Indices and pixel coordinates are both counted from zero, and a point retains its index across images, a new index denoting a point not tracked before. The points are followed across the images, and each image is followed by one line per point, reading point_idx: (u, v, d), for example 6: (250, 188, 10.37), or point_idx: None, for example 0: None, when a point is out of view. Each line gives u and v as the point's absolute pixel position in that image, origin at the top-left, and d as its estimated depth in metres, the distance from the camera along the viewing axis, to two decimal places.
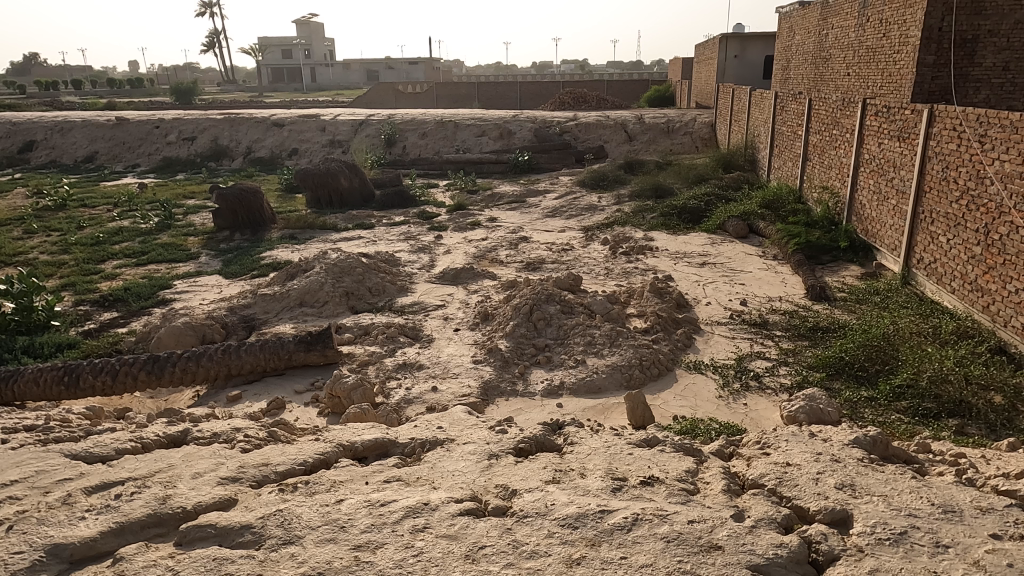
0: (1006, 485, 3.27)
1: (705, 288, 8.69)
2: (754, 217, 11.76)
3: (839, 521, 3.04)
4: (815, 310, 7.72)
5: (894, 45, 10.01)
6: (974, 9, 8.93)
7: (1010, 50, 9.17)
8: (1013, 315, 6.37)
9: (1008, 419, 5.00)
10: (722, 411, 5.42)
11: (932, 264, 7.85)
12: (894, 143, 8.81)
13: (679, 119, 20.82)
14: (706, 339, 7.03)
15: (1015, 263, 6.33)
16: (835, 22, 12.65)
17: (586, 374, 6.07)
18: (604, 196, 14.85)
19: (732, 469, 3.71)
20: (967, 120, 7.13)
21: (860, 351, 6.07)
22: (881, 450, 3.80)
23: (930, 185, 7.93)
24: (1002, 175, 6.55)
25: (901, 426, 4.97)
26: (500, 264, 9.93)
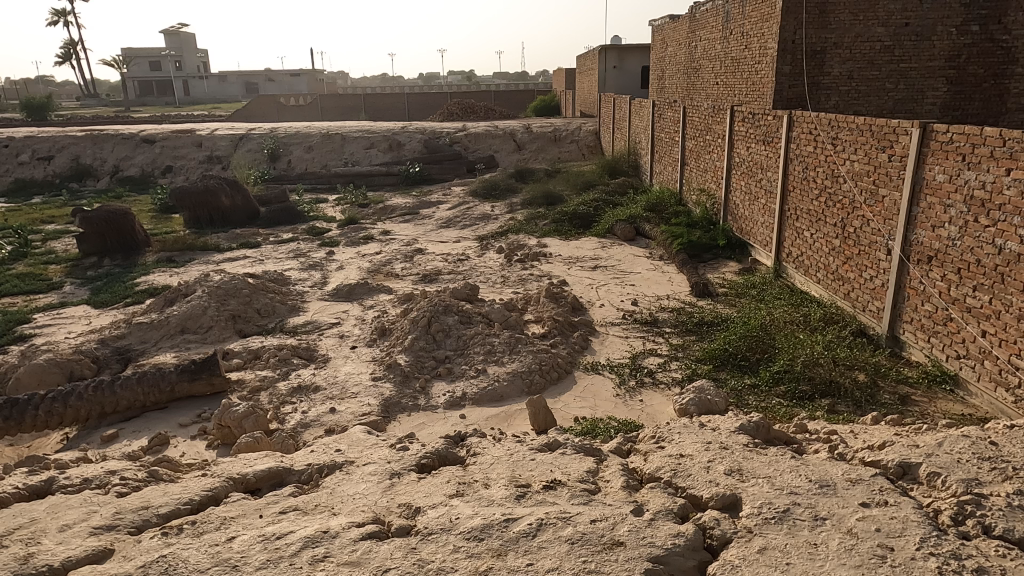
0: (871, 457, 3.56)
1: (598, 291, 8.95)
2: (640, 221, 12.25)
3: (729, 506, 3.20)
4: (700, 306, 8.15)
5: (756, 56, 10.76)
6: (820, 24, 9.87)
7: (853, 61, 10.10)
8: (869, 300, 7.00)
9: (871, 396, 5.54)
10: (620, 409, 5.60)
11: (800, 257, 8.52)
12: (760, 147, 9.50)
13: (565, 128, 21.45)
14: (602, 340, 7.23)
15: (869, 253, 6.97)
16: (703, 35, 13.44)
17: (487, 383, 6.07)
18: (496, 205, 14.99)
19: (630, 465, 3.82)
20: (821, 125, 7.79)
21: (742, 342, 6.47)
22: (764, 435, 4.05)
23: (793, 184, 8.60)
24: (853, 174, 7.21)
25: (782, 410, 5.35)
26: (396, 277, 9.78)
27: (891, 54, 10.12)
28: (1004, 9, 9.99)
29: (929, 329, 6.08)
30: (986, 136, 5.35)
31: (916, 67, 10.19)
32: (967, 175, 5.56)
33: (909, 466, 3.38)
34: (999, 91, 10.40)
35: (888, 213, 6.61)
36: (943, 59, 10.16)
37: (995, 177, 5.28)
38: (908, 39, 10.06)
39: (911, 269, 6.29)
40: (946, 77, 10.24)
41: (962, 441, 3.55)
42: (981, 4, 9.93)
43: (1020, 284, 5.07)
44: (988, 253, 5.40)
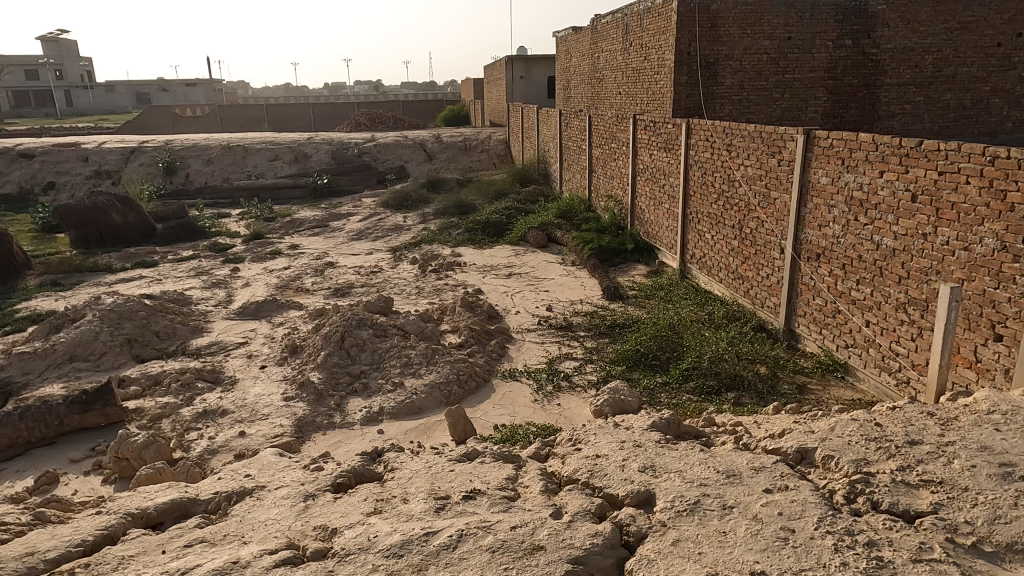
0: (772, 444, 3.76)
1: (513, 298, 9.03)
2: (551, 227, 12.46)
3: (644, 502, 3.30)
4: (612, 309, 8.38)
5: (654, 67, 11.21)
6: (712, 37, 10.42)
7: (743, 72, 10.71)
8: (767, 296, 7.43)
9: (771, 387, 5.88)
10: (539, 414, 5.66)
11: (703, 258, 8.93)
12: (662, 154, 9.89)
13: (475, 138, 21.57)
14: (518, 347, 7.29)
15: (765, 252, 7.39)
16: (604, 47, 13.87)
17: (405, 396, 5.98)
18: (409, 215, 14.85)
19: (548, 469, 3.86)
20: (716, 132, 8.20)
21: (652, 342, 6.70)
22: (675, 430, 4.20)
23: (693, 189, 9.01)
24: (747, 178, 7.62)
25: (692, 405, 5.58)
26: (306, 292, 9.50)
27: (776, 66, 10.81)
28: (872, 25, 10.88)
29: (821, 321, 6.51)
30: (861, 141, 5.79)
31: (799, 78, 10.92)
32: (847, 178, 6.00)
33: (806, 451, 3.60)
34: (872, 100, 11.31)
35: (780, 214, 7.04)
36: (822, 70, 10.94)
37: (870, 179, 5.72)
38: (791, 52, 10.77)
39: (803, 266, 6.73)
40: (826, 87, 11.04)
41: (852, 424, 3.82)
42: (853, 20, 10.77)
43: (896, 277, 5.52)
44: (867, 249, 5.84)
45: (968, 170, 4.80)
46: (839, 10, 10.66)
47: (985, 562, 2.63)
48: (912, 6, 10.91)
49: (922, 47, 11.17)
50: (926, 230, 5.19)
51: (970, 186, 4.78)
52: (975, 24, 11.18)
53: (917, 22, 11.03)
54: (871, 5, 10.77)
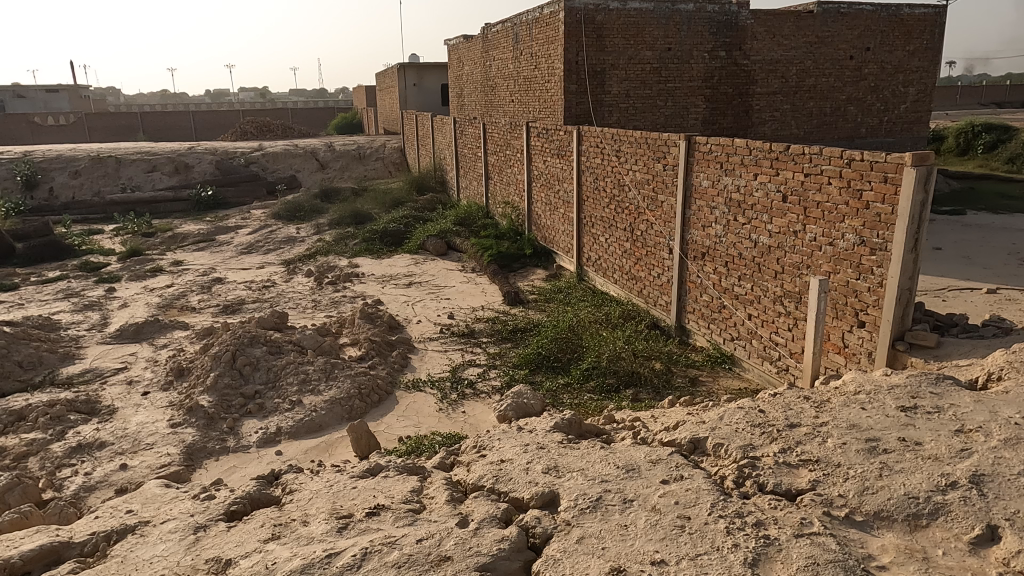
0: (668, 437, 3.92)
1: (414, 307, 8.94)
2: (450, 235, 12.44)
3: (549, 502, 3.34)
4: (513, 314, 8.47)
5: (545, 76, 11.47)
6: (598, 47, 10.80)
7: (628, 81, 11.16)
8: (659, 295, 7.76)
9: (666, 381, 6.16)
10: (444, 423, 5.63)
11: (598, 261, 9.21)
12: (555, 160, 10.13)
13: (369, 146, 21.19)
14: (421, 356, 7.21)
15: (655, 253, 7.72)
16: (495, 55, 14.04)
17: (303, 414, 5.76)
18: (302, 227, 14.36)
19: (454, 478, 3.84)
20: (606, 138, 8.50)
21: (553, 345, 6.84)
22: (576, 430, 4.30)
23: (586, 194, 9.28)
24: (636, 183, 7.94)
25: (593, 404, 5.74)
26: (192, 311, 8.96)
27: (659, 75, 11.34)
28: (743, 38, 11.66)
29: (708, 317, 6.89)
30: (736, 146, 6.18)
31: (679, 87, 11.52)
32: (726, 180, 6.38)
33: (698, 441, 3.78)
34: (746, 108, 12.11)
35: (667, 216, 7.39)
36: (701, 80, 11.60)
37: (746, 182, 6.11)
38: (671, 62, 11.33)
39: (690, 265, 7.09)
40: (704, 95, 11.70)
41: (738, 412, 4.06)
42: (725, 33, 11.50)
43: (773, 272, 5.93)
44: (746, 247, 6.24)
45: (830, 171, 5.22)
46: (713, 24, 11.35)
47: (857, 531, 2.87)
48: (776, 21, 11.79)
49: (787, 59, 12.09)
50: (796, 228, 5.61)
51: (832, 187, 5.21)
52: (831, 39, 12.25)
53: (782, 36, 11.93)
54: (741, 19, 11.54)
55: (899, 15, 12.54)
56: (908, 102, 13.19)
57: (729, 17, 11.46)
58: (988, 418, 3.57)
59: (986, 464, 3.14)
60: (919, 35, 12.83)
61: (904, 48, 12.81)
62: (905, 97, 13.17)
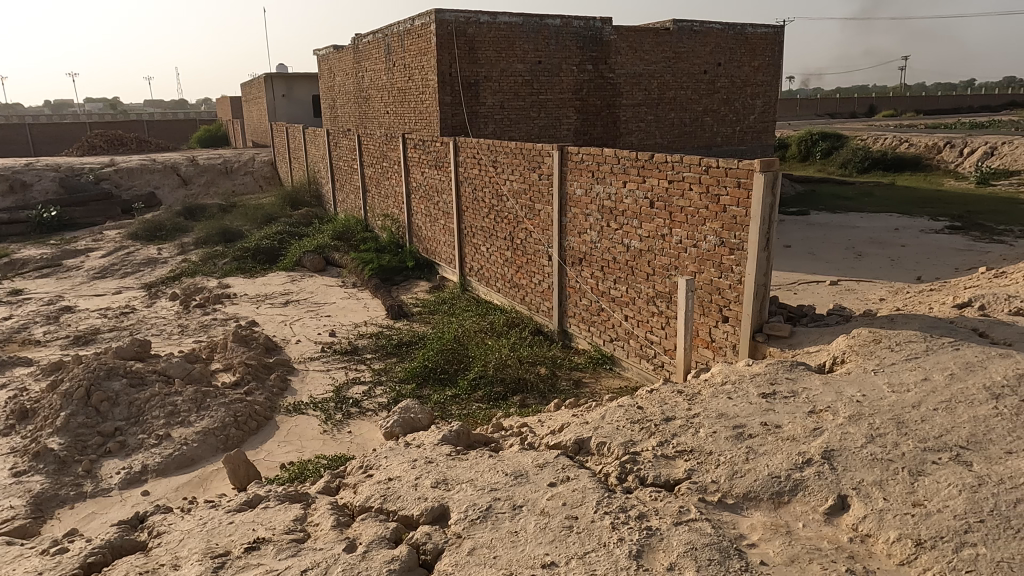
0: (553, 440, 4.00)
1: (292, 327, 8.57)
2: (328, 250, 12.05)
3: (439, 517, 3.31)
4: (397, 327, 8.34)
5: (418, 87, 11.42)
6: (470, 59, 10.89)
7: (502, 93, 11.36)
8: (541, 302, 7.94)
9: (551, 385, 6.30)
10: (329, 445, 5.43)
11: (480, 270, 9.28)
12: (433, 171, 10.11)
13: (236, 160, 20.14)
14: (302, 378, 6.91)
15: (535, 261, 7.90)
16: (367, 66, 13.81)
17: (172, 449, 5.34)
18: (164, 247, 13.37)
19: (341, 501, 3.70)
20: (482, 150, 8.60)
21: (439, 357, 6.80)
22: (465, 440, 4.28)
23: (465, 205, 9.33)
24: (513, 193, 8.09)
25: (481, 413, 5.77)
26: (36, 345, 8.06)
27: (531, 87, 11.63)
28: (607, 52, 12.22)
29: (589, 320, 7.14)
30: (605, 156, 6.46)
31: (551, 98, 11.87)
32: (598, 188, 6.65)
33: (582, 441, 3.89)
34: (613, 119, 12.69)
35: (544, 225, 7.58)
36: (571, 92, 12.02)
37: (617, 189, 6.40)
38: (542, 75, 11.65)
39: (568, 271, 7.31)
40: (575, 107, 12.14)
41: (618, 411, 4.23)
42: (591, 47, 12.00)
43: (645, 273, 6.24)
44: (619, 251, 6.53)
45: (690, 178, 5.57)
46: (579, 39, 11.82)
47: (729, 513, 3.07)
48: (637, 36, 12.47)
49: (649, 73, 12.81)
50: (664, 232, 5.94)
51: (693, 192, 5.56)
52: (687, 54, 13.13)
53: (643, 51, 12.62)
54: (605, 34, 12.09)
55: (744, 34, 13.68)
56: (755, 114, 14.44)
57: (594, 32, 11.98)
58: (835, 398, 3.95)
59: (835, 440, 3.46)
60: (762, 53, 14.07)
61: (750, 64, 13.98)
62: (753, 108, 14.38)
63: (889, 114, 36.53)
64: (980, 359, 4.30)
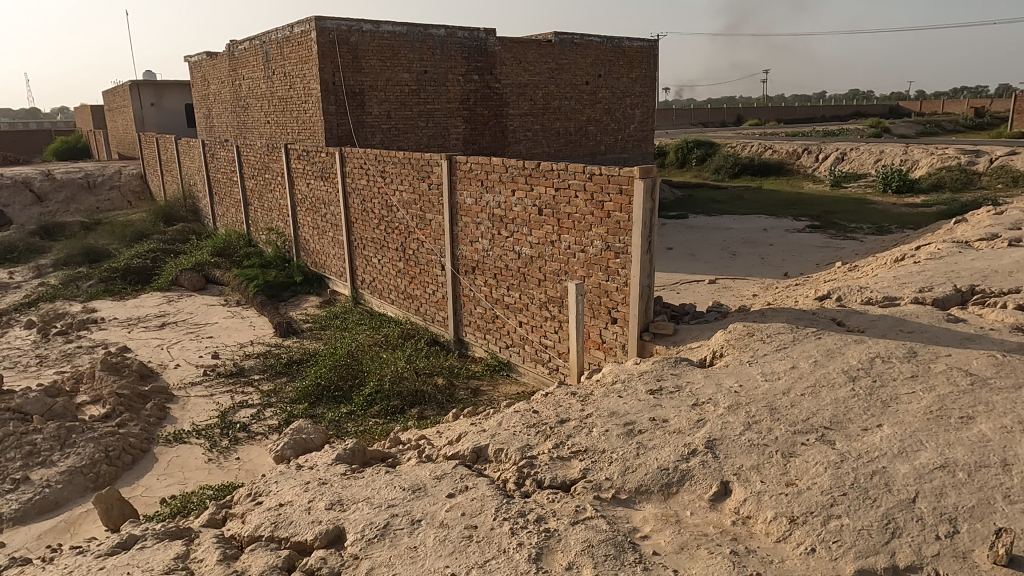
0: (451, 450, 3.98)
1: (170, 350, 8.01)
2: (208, 267, 11.39)
3: (334, 540, 3.20)
4: (286, 345, 8.01)
5: (299, 96, 11.06)
6: (354, 68, 10.66)
7: (388, 102, 11.20)
8: (436, 311, 7.89)
9: (449, 396, 6.27)
10: (215, 475, 5.11)
11: (372, 283, 9.10)
12: (319, 182, 9.83)
13: (100, 174, 18.64)
14: (182, 405, 6.46)
15: (428, 271, 7.85)
16: (244, 74, 13.20)
17: (32, 493, 4.84)
18: (16, 270, 12.11)
19: (228, 533, 3.49)
20: (369, 160, 8.46)
21: (332, 373, 6.59)
22: (361, 458, 4.17)
23: (354, 216, 9.12)
24: (403, 203, 8.00)
25: (379, 429, 5.64)
26: None
27: (417, 97, 11.56)
28: (492, 62, 12.38)
29: (484, 328, 7.18)
30: (493, 165, 6.54)
31: (439, 108, 11.86)
32: (487, 197, 6.71)
33: (480, 450, 3.89)
34: (501, 129, 12.87)
35: (436, 234, 7.55)
36: (458, 101, 12.07)
37: (506, 198, 6.48)
38: (429, 85, 11.62)
39: (462, 279, 7.31)
40: (463, 116, 12.20)
41: (515, 416, 4.28)
42: (476, 58, 12.13)
43: (537, 280, 6.35)
44: (511, 259, 6.62)
45: (575, 185, 5.74)
46: (464, 49, 11.90)
47: (622, 508, 3.17)
48: (521, 48, 12.72)
49: (534, 83, 13.10)
50: (552, 238, 6.08)
51: (579, 199, 5.73)
52: (569, 66, 13.55)
53: (527, 62, 12.90)
54: (489, 45, 12.25)
55: (621, 47, 14.30)
56: (635, 123, 15.13)
57: (478, 43, 12.12)
58: (716, 390, 4.19)
59: (716, 430, 3.67)
60: (638, 65, 14.76)
61: (628, 75, 14.64)
62: (633, 118, 15.05)
63: (755, 124, 39.41)
64: (839, 346, 4.71)
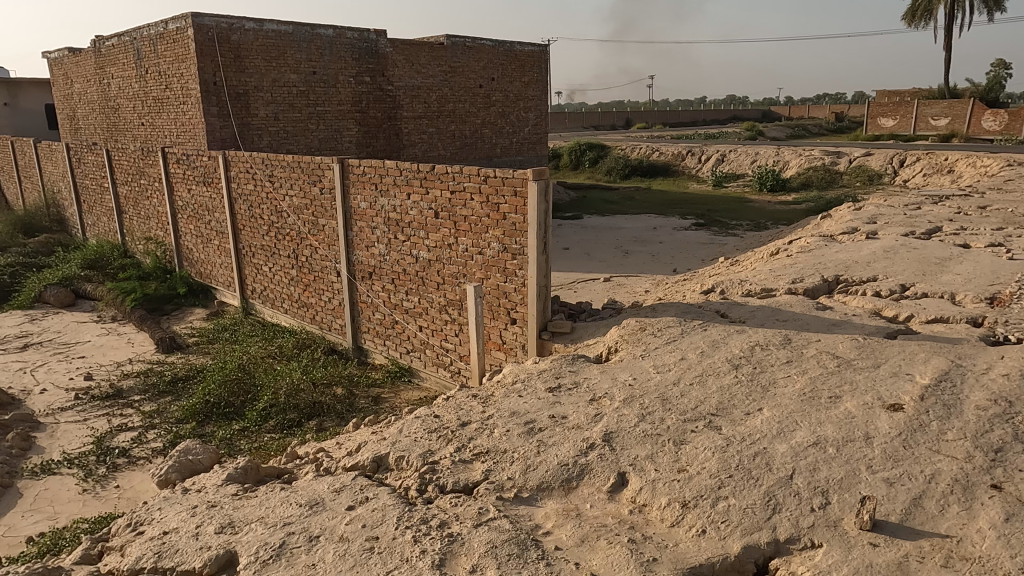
0: (350, 461, 3.87)
1: (34, 374, 7.31)
2: (78, 282, 10.49)
3: (225, 565, 3.03)
4: (170, 362, 7.52)
5: (174, 97, 10.31)
6: (237, 67, 10.11)
7: (275, 104, 10.72)
8: (332, 319, 7.67)
9: (350, 405, 6.12)
10: (91, 506, 4.71)
11: (263, 292, 8.71)
12: (202, 188, 9.31)
13: None
14: (50, 433, 5.91)
15: (322, 277, 7.61)
16: (113, 72, 12.23)
17: None
18: None
19: (105, 568, 3.22)
20: (256, 163, 8.09)
21: (222, 389, 6.25)
22: (254, 476, 3.98)
23: (241, 223, 8.70)
24: (294, 208, 7.72)
25: (275, 444, 5.41)
26: None
27: (306, 98, 11.17)
28: (384, 64, 12.20)
29: (383, 334, 7.06)
30: (387, 168, 6.44)
31: (329, 110, 11.52)
32: (382, 201, 6.59)
33: (380, 459, 3.81)
34: (395, 131, 12.71)
35: (329, 240, 7.34)
36: (349, 104, 11.79)
37: (401, 202, 6.40)
38: (318, 86, 11.26)
39: (359, 285, 7.15)
40: (355, 118, 11.93)
41: (416, 422, 4.23)
42: (367, 59, 11.89)
43: (435, 283, 6.31)
44: (408, 263, 6.53)
45: (470, 188, 5.76)
46: (354, 50, 11.64)
47: (524, 506, 3.21)
48: (412, 50, 12.61)
49: (427, 86, 13.03)
50: (450, 241, 6.06)
51: (474, 202, 5.75)
52: (462, 69, 13.58)
53: (419, 64, 12.81)
54: (380, 47, 12.05)
55: (513, 51, 14.50)
56: (529, 126, 15.39)
57: (368, 44, 11.89)
58: (611, 384, 4.33)
59: (613, 423, 3.79)
60: (530, 69, 15.02)
61: (520, 79, 14.86)
62: (527, 121, 15.30)
63: (642, 127, 41.11)
64: (723, 336, 5.00)
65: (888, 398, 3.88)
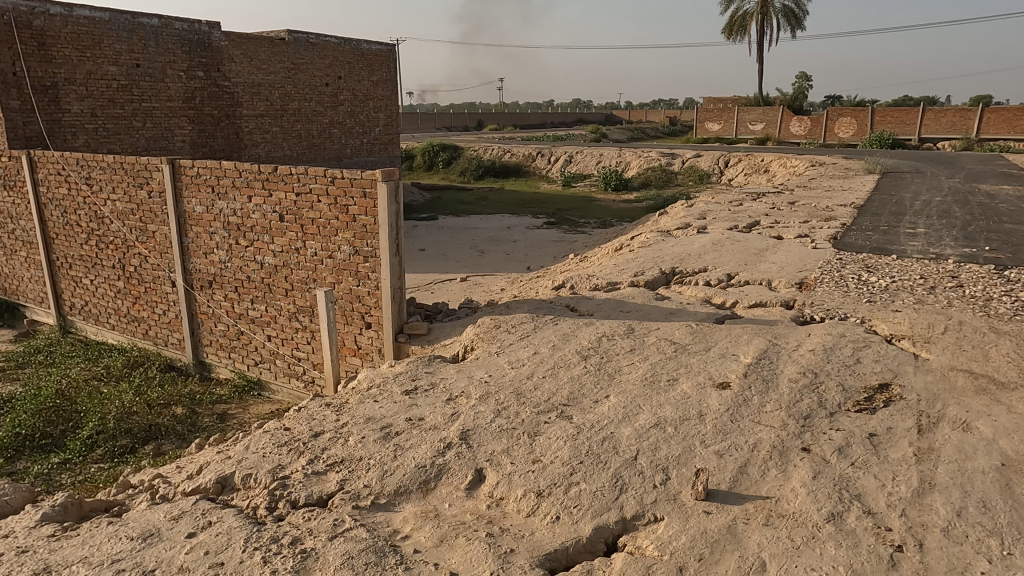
0: (191, 485, 3.59)
1: None
2: None
3: None
4: None
5: None
6: (42, 56, 8.90)
7: (91, 98, 9.58)
8: (169, 333, 7.08)
9: (192, 424, 5.70)
10: None
11: (84, 307, 7.83)
12: (3, 193, 8.21)
13: None
14: None
15: (155, 288, 6.99)
16: None
17: None
18: None
19: None
20: (69, 164, 7.25)
21: (36, 419, 5.54)
22: (76, 513, 3.55)
23: (54, 231, 7.76)
24: (117, 213, 7.01)
25: (104, 474, 4.88)
26: None
27: (129, 93, 10.12)
28: (219, 59, 11.41)
29: (228, 346, 6.63)
30: (225, 169, 6.03)
31: (157, 106, 10.57)
32: (220, 204, 6.17)
33: (225, 479, 3.57)
34: (234, 130, 11.94)
35: (161, 247, 6.75)
36: (180, 100, 10.90)
37: (241, 205, 6.03)
38: (143, 80, 10.26)
39: (198, 296, 6.65)
40: (188, 116, 11.06)
41: (264, 437, 4.00)
42: (199, 53, 11.06)
43: (283, 290, 6.02)
44: (253, 269, 6.17)
45: (317, 190, 5.54)
46: (184, 43, 10.78)
47: (382, 513, 3.15)
48: (250, 44, 11.91)
49: (268, 83, 12.38)
50: (297, 245, 5.81)
51: (322, 204, 5.54)
52: (306, 65, 13.05)
53: (259, 60, 12.14)
54: (213, 39, 11.25)
55: (359, 49, 14.17)
56: (379, 126, 15.16)
57: (200, 36, 11.06)
58: (467, 383, 4.38)
59: (468, 421, 3.83)
60: (378, 69, 14.76)
61: (368, 79, 14.56)
62: (377, 121, 15.06)
63: (495, 129, 41.87)
64: (572, 329, 5.22)
65: (717, 377, 4.26)
